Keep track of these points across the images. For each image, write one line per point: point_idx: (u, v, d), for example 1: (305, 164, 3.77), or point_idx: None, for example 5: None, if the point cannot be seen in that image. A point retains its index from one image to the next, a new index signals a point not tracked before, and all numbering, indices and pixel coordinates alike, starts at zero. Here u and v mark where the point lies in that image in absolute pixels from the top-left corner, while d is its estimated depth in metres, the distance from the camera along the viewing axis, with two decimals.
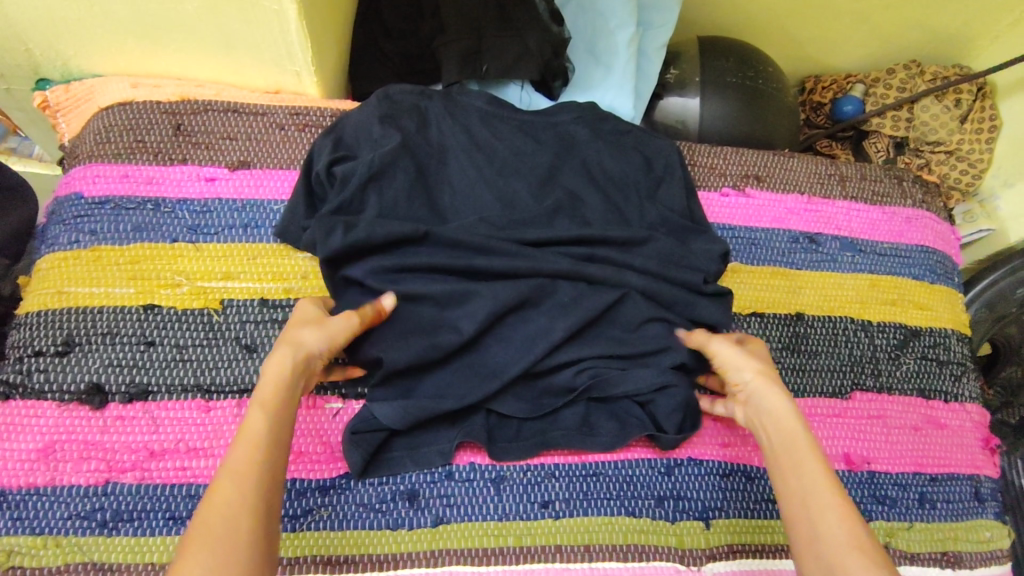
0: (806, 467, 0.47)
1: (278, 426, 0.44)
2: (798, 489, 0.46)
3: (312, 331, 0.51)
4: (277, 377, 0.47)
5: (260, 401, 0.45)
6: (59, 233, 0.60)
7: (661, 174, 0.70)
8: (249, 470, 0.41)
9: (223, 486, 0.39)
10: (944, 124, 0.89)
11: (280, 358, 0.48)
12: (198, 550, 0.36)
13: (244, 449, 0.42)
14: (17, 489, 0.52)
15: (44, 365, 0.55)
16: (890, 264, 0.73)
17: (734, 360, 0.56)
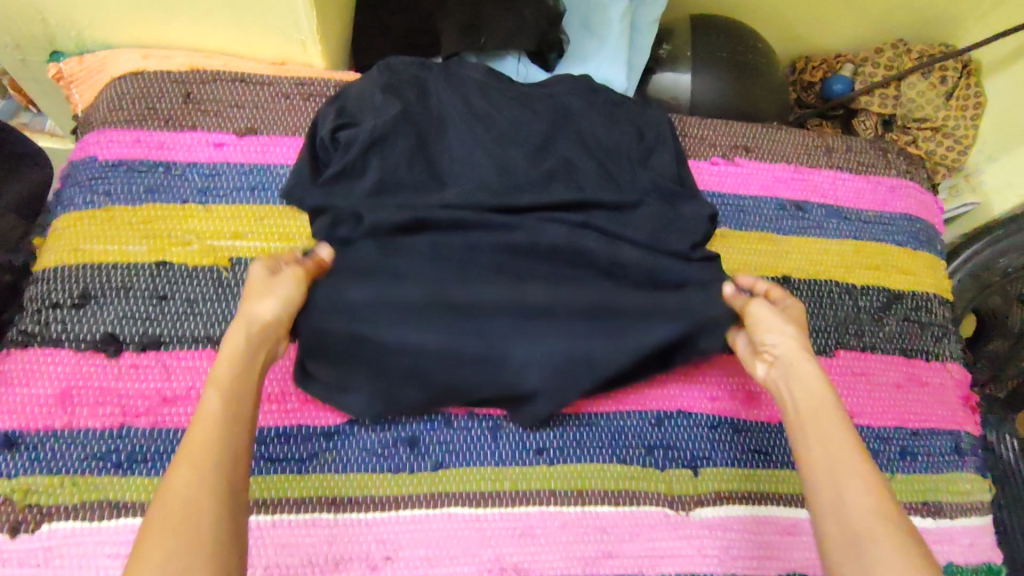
0: (836, 436, 0.49)
1: (229, 408, 0.47)
2: (824, 455, 0.48)
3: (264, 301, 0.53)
4: (232, 355, 0.50)
5: (214, 385, 0.48)
6: (75, 194, 0.63)
7: (652, 144, 0.72)
8: (203, 454, 0.43)
9: (180, 472, 0.42)
10: (930, 100, 0.92)
11: (232, 342, 0.51)
12: (158, 537, 0.39)
13: (199, 433, 0.45)
14: (36, 431, 0.54)
15: (61, 317, 0.58)
16: (875, 231, 0.75)
17: (772, 323, 0.57)
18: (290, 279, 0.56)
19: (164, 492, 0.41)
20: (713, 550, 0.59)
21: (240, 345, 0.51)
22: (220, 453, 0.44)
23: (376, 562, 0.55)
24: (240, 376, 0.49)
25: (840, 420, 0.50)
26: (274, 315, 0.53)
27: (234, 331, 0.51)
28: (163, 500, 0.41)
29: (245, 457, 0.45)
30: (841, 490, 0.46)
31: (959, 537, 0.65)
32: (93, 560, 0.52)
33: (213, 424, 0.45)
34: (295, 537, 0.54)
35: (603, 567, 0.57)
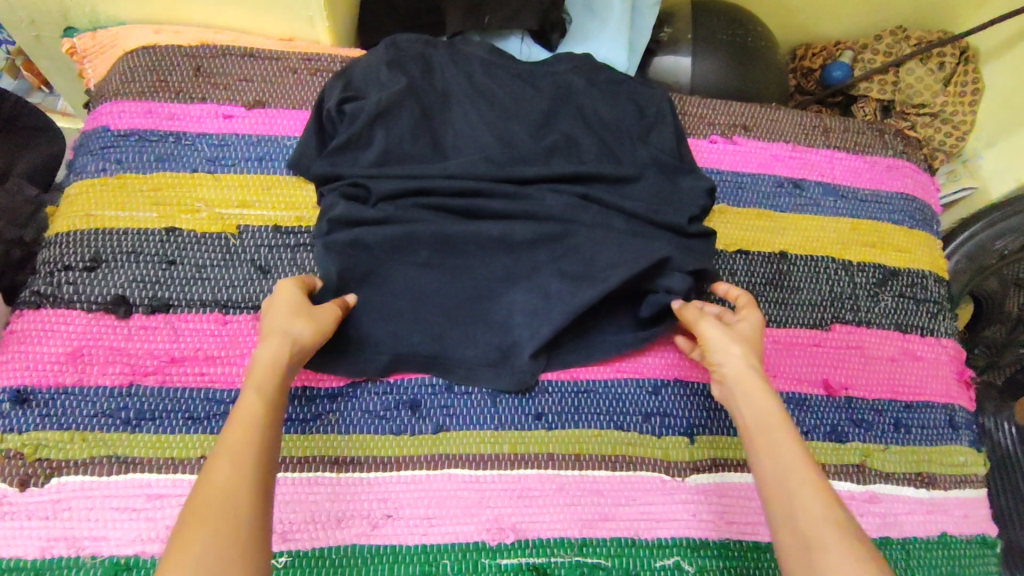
0: (780, 444, 0.48)
1: (268, 411, 0.47)
2: (770, 465, 0.48)
3: (306, 325, 0.53)
4: (270, 364, 0.50)
5: (254, 387, 0.48)
6: (87, 162, 0.64)
7: (653, 120, 0.73)
8: (242, 452, 0.43)
9: (219, 467, 0.42)
10: (928, 86, 0.93)
11: (271, 350, 0.51)
12: (194, 532, 0.38)
13: (236, 432, 0.45)
14: (47, 388, 0.56)
15: (73, 279, 0.59)
16: (872, 209, 0.76)
17: (719, 342, 0.56)
18: (330, 311, 0.56)
19: (204, 483, 0.41)
20: (708, 515, 0.61)
21: (280, 361, 0.50)
22: (257, 453, 0.44)
23: (377, 520, 0.56)
24: (279, 385, 0.49)
25: (786, 428, 0.49)
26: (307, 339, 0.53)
27: (272, 343, 0.51)
28: (200, 493, 0.41)
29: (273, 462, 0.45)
30: (790, 501, 0.45)
31: (953, 507, 0.66)
32: (101, 514, 0.53)
33: (252, 424, 0.45)
34: (298, 494, 0.56)
35: (600, 529, 0.58)
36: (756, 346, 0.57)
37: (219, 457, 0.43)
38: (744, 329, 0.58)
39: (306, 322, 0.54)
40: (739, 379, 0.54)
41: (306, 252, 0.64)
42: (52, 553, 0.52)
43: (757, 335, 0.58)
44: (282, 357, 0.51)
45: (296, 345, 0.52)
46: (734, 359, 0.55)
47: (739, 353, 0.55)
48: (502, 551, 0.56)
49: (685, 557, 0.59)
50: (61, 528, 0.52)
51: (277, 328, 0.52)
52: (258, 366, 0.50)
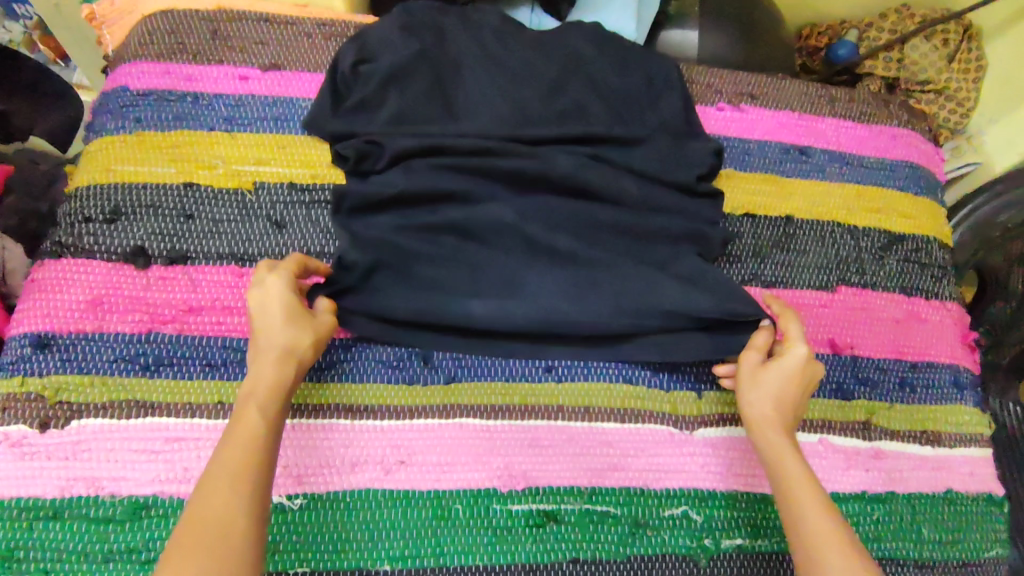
0: (805, 497, 0.50)
1: (269, 437, 0.48)
2: (794, 519, 0.50)
3: (294, 337, 0.52)
4: (275, 384, 0.50)
5: (255, 402, 0.49)
6: (107, 121, 0.66)
7: (661, 87, 0.74)
8: (241, 480, 0.45)
9: (219, 493, 0.44)
10: (933, 63, 0.93)
11: (270, 371, 0.51)
12: (188, 562, 0.41)
13: (234, 451, 0.46)
14: (68, 334, 0.57)
15: (93, 230, 0.61)
16: (877, 176, 0.77)
17: (750, 380, 0.58)
18: (324, 322, 0.55)
19: (201, 509, 0.43)
20: (716, 467, 0.61)
21: (284, 380, 0.51)
22: (255, 482, 0.45)
23: (390, 466, 0.57)
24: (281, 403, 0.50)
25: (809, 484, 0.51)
26: (307, 355, 0.53)
27: (269, 360, 0.51)
28: (196, 513, 0.43)
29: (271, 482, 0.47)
30: (808, 549, 0.48)
31: (958, 465, 0.67)
32: (120, 455, 0.54)
33: (252, 445, 0.47)
34: (314, 440, 0.56)
35: (608, 479, 0.59)
36: (794, 387, 0.57)
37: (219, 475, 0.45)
38: (781, 366, 0.57)
39: (306, 335, 0.53)
40: (763, 426, 0.56)
41: (321, 209, 0.65)
42: (72, 492, 0.53)
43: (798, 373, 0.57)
44: (285, 373, 0.51)
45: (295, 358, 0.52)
46: (757, 401, 0.57)
47: (765, 394, 0.56)
48: (513, 498, 0.57)
49: (693, 507, 0.60)
50: (81, 469, 0.53)
51: (269, 341, 0.52)
52: (259, 386, 0.50)
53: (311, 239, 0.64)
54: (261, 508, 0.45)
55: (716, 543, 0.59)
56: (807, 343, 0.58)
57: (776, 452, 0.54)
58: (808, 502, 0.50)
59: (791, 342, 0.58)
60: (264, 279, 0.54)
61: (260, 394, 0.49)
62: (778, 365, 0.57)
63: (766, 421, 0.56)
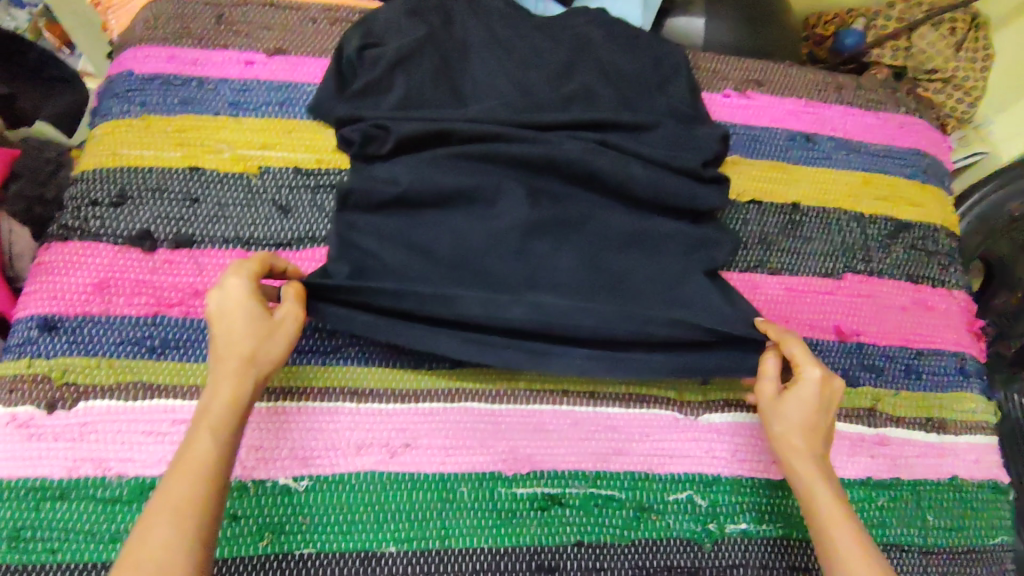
0: (840, 536, 0.50)
1: (219, 462, 0.46)
2: (830, 558, 0.49)
3: (254, 346, 0.49)
4: (230, 401, 0.48)
5: (209, 427, 0.47)
6: (113, 105, 0.66)
7: (668, 73, 0.74)
8: (184, 514, 0.43)
9: (159, 528, 0.42)
10: (941, 52, 0.91)
11: (226, 387, 0.48)
12: None
13: (179, 484, 0.44)
14: (75, 316, 0.57)
15: (100, 213, 0.61)
16: (884, 163, 0.77)
17: (772, 409, 0.57)
18: (288, 326, 0.52)
19: (143, 545, 0.41)
20: (721, 452, 0.61)
21: (241, 395, 0.48)
22: (200, 514, 0.43)
23: (395, 448, 0.57)
24: (237, 426, 0.48)
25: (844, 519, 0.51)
26: (270, 364, 0.50)
27: (227, 373, 0.48)
28: (131, 558, 0.41)
29: (219, 511, 0.45)
30: None
31: (963, 452, 0.67)
32: (127, 436, 0.54)
33: (198, 476, 0.44)
34: (321, 422, 0.57)
35: (614, 463, 0.59)
36: (814, 413, 0.56)
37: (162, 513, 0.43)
38: (796, 396, 0.56)
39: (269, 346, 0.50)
40: (790, 458, 0.55)
41: (327, 193, 0.65)
42: (79, 473, 0.53)
43: (812, 398, 0.56)
44: (245, 392, 0.49)
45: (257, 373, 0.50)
46: (783, 431, 0.56)
47: (790, 424, 0.56)
48: (518, 481, 0.57)
49: (698, 491, 0.60)
50: (88, 450, 0.54)
51: (230, 355, 0.49)
52: (214, 403, 0.48)
53: (317, 223, 0.64)
54: (206, 541, 0.43)
55: (721, 528, 0.59)
56: (820, 365, 0.56)
57: (806, 486, 0.53)
58: (843, 540, 0.49)
59: (801, 367, 0.56)
60: (226, 280, 0.51)
61: (213, 413, 0.47)
62: (794, 393, 0.56)
63: (793, 452, 0.55)
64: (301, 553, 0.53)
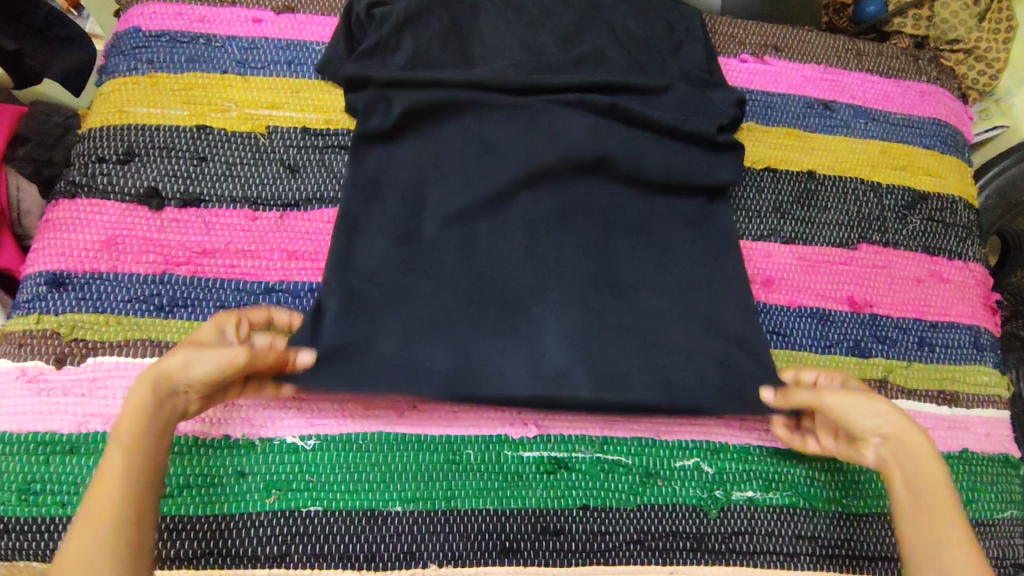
0: (951, 531, 0.48)
1: (133, 469, 0.44)
2: (936, 557, 0.47)
3: (176, 363, 0.47)
4: (137, 411, 0.45)
5: (117, 439, 0.44)
6: (118, 61, 0.65)
7: (683, 36, 0.72)
8: (99, 524, 0.42)
9: (74, 542, 0.41)
10: (963, 20, 0.86)
11: (137, 395, 0.46)
12: None
13: (97, 498, 0.42)
14: (83, 273, 0.57)
15: (107, 170, 0.60)
16: (903, 132, 0.75)
17: (861, 409, 0.53)
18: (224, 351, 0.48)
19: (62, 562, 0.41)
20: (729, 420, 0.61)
21: (148, 404, 0.46)
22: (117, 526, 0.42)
23: (402, 410, 0.57)
24: (150, 433, 0.45)
25: (952, 512, 0.49)
26: (192, 383, 0.47)
27: (139, 384, 0.46)
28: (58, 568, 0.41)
29: (146, 518, 0.44)
30: None
31: (975, 425, 0.66)
32: None
33: (112, 487, 0.43)
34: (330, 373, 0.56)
35: (621, 429, 0.59)
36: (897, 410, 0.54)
37: (80, 534, 0.41)
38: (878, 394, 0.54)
39: (183, 356, 0.47)
40: (895, 448, 0.52)
41: (335, 154, 0.64)
42: (87, 428, 0.53)
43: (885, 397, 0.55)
44: (149, 400, 0.46)
45: (172, 386, 0.47)
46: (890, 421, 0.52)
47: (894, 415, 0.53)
48: (524, 444, 0.57)
49: (705, 458, 0.59)
50: (96, 405, 0.54)
51: (151, 368, 0.47)
52: (129, 411, 0.45)
53: (324, 184, 0.63)
54: (133, 548, 0.42)
55: (728, 495, 0.59)
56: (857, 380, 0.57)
57: (919, 478, 0.50)
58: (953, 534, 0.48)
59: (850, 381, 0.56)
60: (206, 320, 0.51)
61: (128, 422, 0.45)
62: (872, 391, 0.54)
63: (897, 442, 0.52)
64: (309, 510, 0.53)
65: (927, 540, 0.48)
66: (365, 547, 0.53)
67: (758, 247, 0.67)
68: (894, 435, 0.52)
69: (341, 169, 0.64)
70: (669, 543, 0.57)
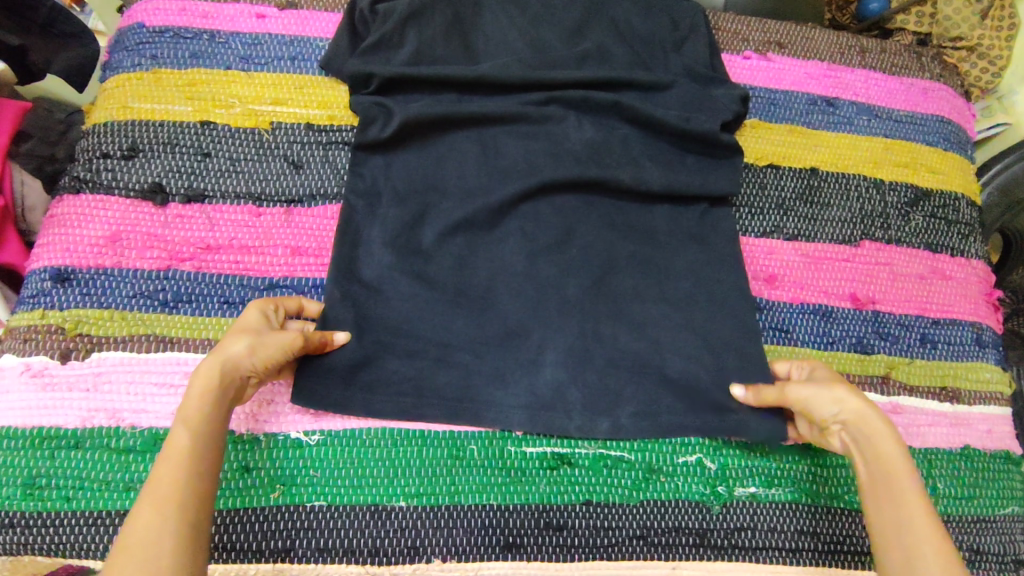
0: (907, 503, 0.47)
1: (199, 449, 0.45)
2: (892, 530, 0.47)
3: (243, 344, 0.49)
4: (204, 390, 0.46)
5: (183, 418, 0.45)
6: (123, 57, 0.65)
7: (686, 32, 0.72)
8: (166, 501, 0.42)
9: (141, 517, 0.41)
10: (966, 18, 0.85)
11: (203, 374, 0.47)
12: None
13: (165, 473, 0.43)
14: (87, 269, 0.57)
15: (112, 166, 0.61)
16: (906, 130, 0.75)
17: (817, 394, 0.54)
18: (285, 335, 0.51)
19: (126, 540, 0.40)
20: None
21: (213, 384, 0.47)
22: (185, 504, 0.42)
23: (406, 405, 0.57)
24: (214, 415, 0.46)
25: (912, 486, 0.48)
26: (252, 366, 0.49)
27: (205, 364, 0.47)
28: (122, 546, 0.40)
29: (207, 500, 0.44)
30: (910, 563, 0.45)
31: (976, 422, 0.66)
32: (140, 387, 0.54)
33: (182, 462, 0.43)
34: (331, 366, 0.56)
35: None
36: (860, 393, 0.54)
37: (151, 511, 0.41)
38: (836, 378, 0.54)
39: (248, 342, 0.49)
40: (853, 428, 0.52)
41: (338, 150, 0.64)
42: (93, 423, 0.53)
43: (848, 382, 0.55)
44: (214, 379, 0.47)
45: (234, 368, 0.48)
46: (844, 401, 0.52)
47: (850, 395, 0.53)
48: (528, 439, 0.58)
49: (707, 454, 0.59)
50: (101, 400, 0.54)
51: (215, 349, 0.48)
52: (194, 391, 0.46)
53: (327, 179, 0.63)
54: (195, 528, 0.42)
55: (730, 491, 0.59)
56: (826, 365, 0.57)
57: (875, 455, 0.50)
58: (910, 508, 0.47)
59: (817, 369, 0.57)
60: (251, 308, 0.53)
61: (195, 400, 0.46)
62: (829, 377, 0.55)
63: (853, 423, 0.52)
64: (313, 505, 0.54)
65: (883, 514, 0.48)
66: (369, 542, 0.53)
67: (760, 243, 0.67)
68: (853, 420, 0.52)
69: (344, 166, 0.64)
70: (671, 538, 0.57)
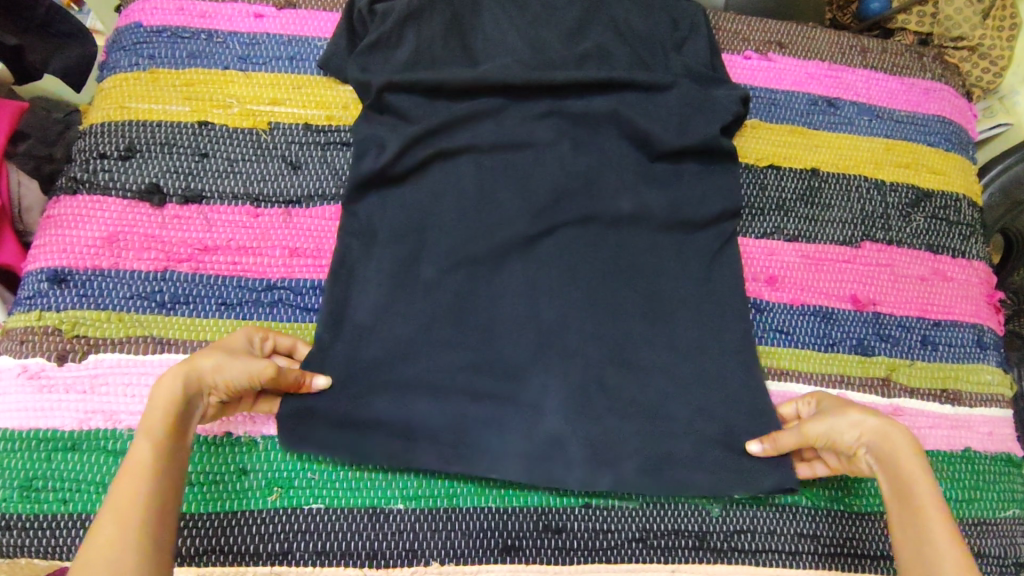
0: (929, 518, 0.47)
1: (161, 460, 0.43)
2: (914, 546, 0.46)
3: (212, 359, 0.48)
4: (167, 402, 0.45)
5: (145, 431, 0.44)
6: (120, 57, 0.65)
7: (686, 32, 0.72)
8: (127, 511, 0.40)
9: (100, 529, 0.39)
10: (967, 17, 0.84)
11: (167, 386, 0.46)
12: None
13: (123, 485, 0.42)
14: (84, 270, 0.57)
15: (109, 166, 0.60)
16: (907, 130, 0.75)
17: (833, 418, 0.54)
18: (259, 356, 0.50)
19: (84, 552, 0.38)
20: None
21: (179, 395, 0.46)
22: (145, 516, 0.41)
23: None
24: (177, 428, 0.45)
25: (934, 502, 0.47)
26: (223, 382, 0.48)
27: (169, 376, 0.46)
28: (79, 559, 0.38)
29: (169, 510, 0.42)
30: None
31: (977, 424, 0.66)
32: (137, 389, 0.54)
33: (144, 474, 0.42)
34: (330, 367, 0.55)
35: None
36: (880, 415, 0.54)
37: (102, 531, 0.39)
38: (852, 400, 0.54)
39: (218, 358, 0.48)
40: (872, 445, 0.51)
41: (336, 150, 0.64)
42: (90, 425, 0.53)
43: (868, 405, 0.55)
44: (178, 392, 0.46)
45: (202, 382, 0.47)
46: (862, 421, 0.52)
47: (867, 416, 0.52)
48: None
49: None
50: (99, 402, 0.54)
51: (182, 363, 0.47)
52: (156, 403, 0.45)
53: (326, 180, 0.63)
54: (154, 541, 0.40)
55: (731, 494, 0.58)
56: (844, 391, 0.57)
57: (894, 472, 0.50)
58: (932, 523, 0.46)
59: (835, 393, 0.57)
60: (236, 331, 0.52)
61: (157, 413, 0.45)
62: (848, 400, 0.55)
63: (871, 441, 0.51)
64: (311, 508, 0.53)
65: (906, 530, 0.47)
66: (367, 545, 0.53)
67: (761, 245, 0.67)
68: (874, 440, 0.51)
69: (343, 166, 0.63)
70: (670, 541, 0.57)
